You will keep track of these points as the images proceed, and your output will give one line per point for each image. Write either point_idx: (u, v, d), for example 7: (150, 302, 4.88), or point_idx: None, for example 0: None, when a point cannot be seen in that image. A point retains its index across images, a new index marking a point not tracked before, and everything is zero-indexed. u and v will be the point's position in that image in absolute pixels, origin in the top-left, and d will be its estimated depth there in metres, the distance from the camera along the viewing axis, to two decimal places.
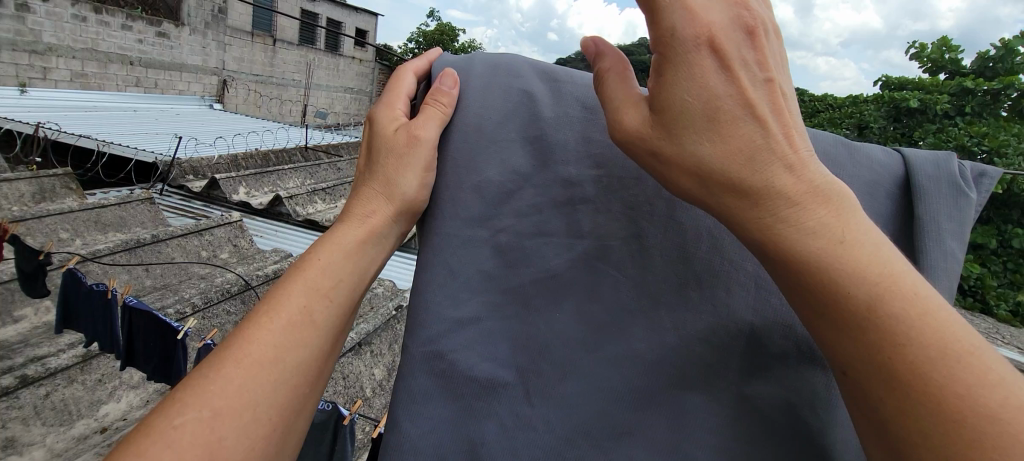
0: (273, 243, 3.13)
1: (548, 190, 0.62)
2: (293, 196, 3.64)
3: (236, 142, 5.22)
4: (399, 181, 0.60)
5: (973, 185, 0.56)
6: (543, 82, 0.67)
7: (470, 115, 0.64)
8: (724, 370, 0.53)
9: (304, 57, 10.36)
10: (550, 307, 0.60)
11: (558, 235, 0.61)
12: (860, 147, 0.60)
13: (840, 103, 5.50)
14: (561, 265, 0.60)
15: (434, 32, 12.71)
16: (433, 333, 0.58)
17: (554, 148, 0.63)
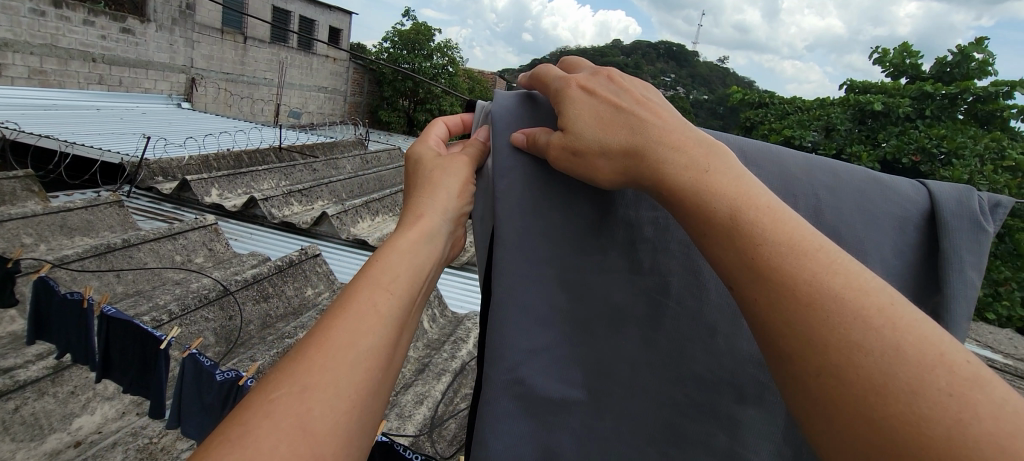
0: (249, 247, 3.06)
1: (610, 232, 0.71)
2: (268, 198, 3.56)
3: (206, 142, 5.07)
4: (439, 193, 0.69)
5: (992, 217, 0.65)
6: None
7: (534, 166, 0.71)
8: (775, 389, 0.62)
9: (276, 56, 10.16)
10: (614, 335, 0.71)
11: (619, 272, 0.71)
12: (892, 183, 0.71)
13: (808, 106, 5.77)
14: (619, 299, 0.71)
15: (410, 32, 12.63)
16: (512, 362, 0.67)
17: (614, 192, 0.70)
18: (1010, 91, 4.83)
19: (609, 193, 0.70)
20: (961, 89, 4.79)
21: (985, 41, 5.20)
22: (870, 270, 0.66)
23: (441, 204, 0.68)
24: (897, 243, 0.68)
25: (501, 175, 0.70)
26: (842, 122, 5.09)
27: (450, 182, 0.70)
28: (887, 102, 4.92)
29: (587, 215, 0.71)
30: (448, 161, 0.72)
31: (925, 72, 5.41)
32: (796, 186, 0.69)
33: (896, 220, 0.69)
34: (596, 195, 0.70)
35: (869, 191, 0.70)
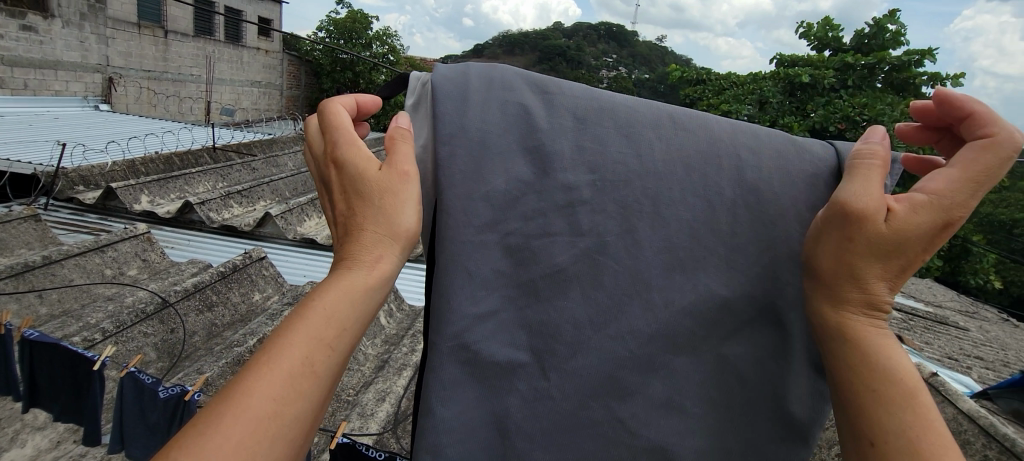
0: (187, 254, 2.89)
1: (548, 196, 0.65)
2: (204, 201, 3.36)
3: (132, 146, 4.74)
4: (401, 218, 0.60)
5: (890, 171, 0.68)
6: (536, 96, 0.68)
7: (471, 127, 0.64)
8: (705, 337, 0.64)
9: (203, 50, 9.59)
10: (559, 295, 0.64)
11: (561, 234, 0.65)
12: (806, 141, 0.70)
13: (742, 80, 6.04)
14: (567, 262, 0.64)
15: (345, 20, 12.21)
16: (458, 327, 0.61)
17: (552, 157, 0.65)
18: (920, 60, 5.21)
19: (546, 157, 0.65)
20: (878, 59, 5.16)
21: (896, 13, 5.57)
22: (803, 222, 0.66)
23: (401, 242, 0.60)
24: (821, 197, 0.67)
25: (443, 139, 0.63)
26: (773, 94, 5.38)
27: (410, 215, 0.61)
28: (812, 74, 5.26)
29: (528, 179, 0.65)
30: (401, 188, 0.60)
31: (845, 45, 5.75)
32: (727, 142, 0.67)
33: (815, 174, 0.68)
34: (532, 159, 0.66)
35: (791, 148, 0.68)
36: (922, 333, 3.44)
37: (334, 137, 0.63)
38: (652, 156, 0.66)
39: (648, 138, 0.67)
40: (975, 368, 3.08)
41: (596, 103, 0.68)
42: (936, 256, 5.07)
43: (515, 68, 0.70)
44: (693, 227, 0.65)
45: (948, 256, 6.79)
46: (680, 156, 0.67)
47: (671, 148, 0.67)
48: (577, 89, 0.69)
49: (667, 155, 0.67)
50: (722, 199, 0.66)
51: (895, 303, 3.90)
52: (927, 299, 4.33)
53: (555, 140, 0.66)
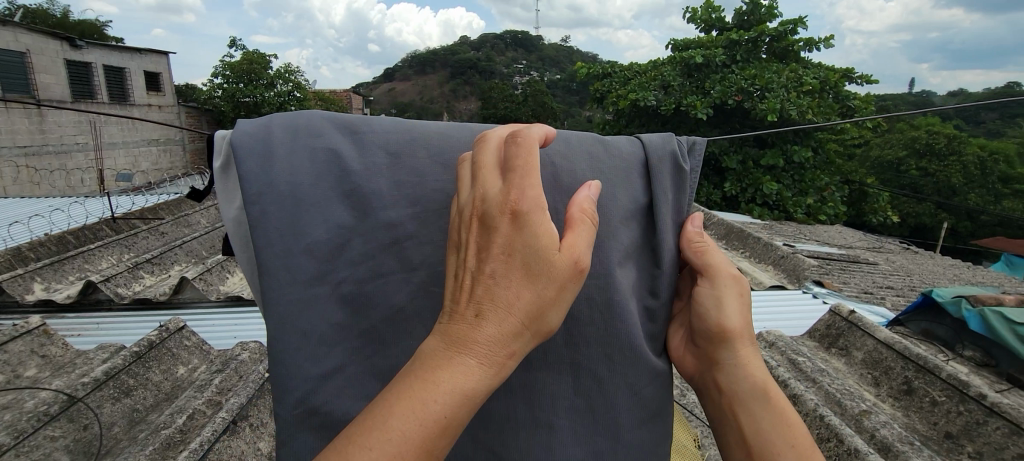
0: (100, 340, 2.52)
1: (375, 238, 0.66)
2: (109, 277, 3.06)
3: (16, 231, 4.28)
4: (549, 318, 0.52)
5: (687, 157, 0.71)
6: (344, 137, 0.67)
7: (282, 184, 0.63)
8: (553, 346, 0.66)
9: (86, 116, 8.87)
10: (402, 337, 0.66)
11: (395, 273, 0.66)
12: (611, 141, 0.72)
13: (644, 69, 6.33)
14: (404, 301, 0.66)
15: (242, 62, 11.68)
16: (302, 392, 0.60)
17: (373, 199, 0.66)
18: (794, 28, 5.67)
19: (367, 198, 0.66)
20: (759, 33, 5.53)
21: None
22: (621, 218, 0.68)
23: (534, 337, 0.52)
24: (629, 193, 0.69)
25: (254, 203, 0.61)
26: (674, 78, 5.65)
27: (557, 315, 0.53)
28: (704, 55, 5.50)
29: (352, 224, 0.65)
30: (569, 281, 0.52)
31: (728, 23, 6.17)
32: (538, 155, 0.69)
33: (620, 170, 0.70)
34: (352, 205, 0.65)
35: (597, 150, 0.70)
36: (840, 274, 3.70)
37: (526, 183, 0.52)
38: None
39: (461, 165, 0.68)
40: (889, 297, 3.34)
41: (407, 136, 0.69)
42: (841, 202, 5.50)
43: (319, 112, 0.68)
44: None
45: (851, 200, 7.41)
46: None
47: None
48: (387, 124, 0.69)
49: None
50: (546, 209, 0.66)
51: (811, 251, 4.18)
52: (839, 242, 4.67)
53: (370, 182, 0.66)
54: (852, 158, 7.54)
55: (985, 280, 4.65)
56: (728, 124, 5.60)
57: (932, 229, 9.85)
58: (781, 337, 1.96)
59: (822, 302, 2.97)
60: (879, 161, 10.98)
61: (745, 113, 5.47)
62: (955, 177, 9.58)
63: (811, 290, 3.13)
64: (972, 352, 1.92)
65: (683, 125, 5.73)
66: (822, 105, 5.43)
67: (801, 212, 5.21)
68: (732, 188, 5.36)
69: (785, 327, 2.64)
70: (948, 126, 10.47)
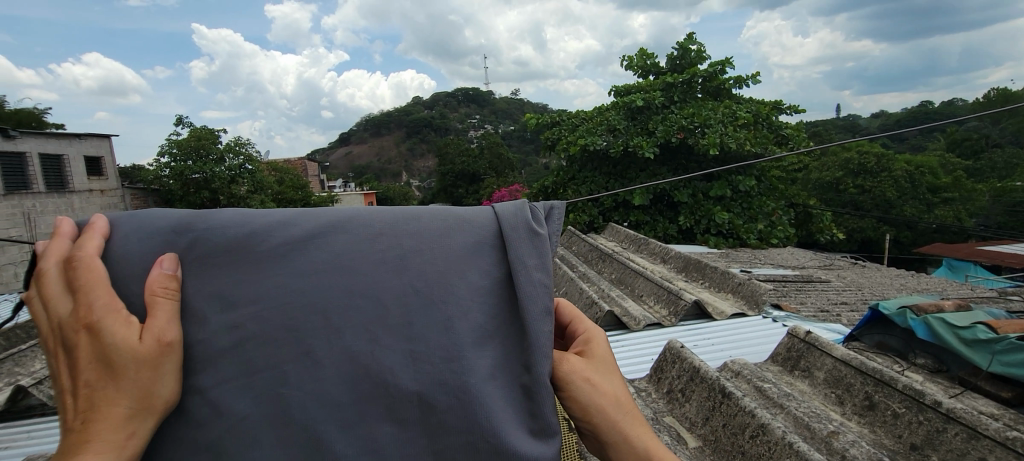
0: (24, 452, 2.29)
1: (210, 341, 0.64)
2: (43, 379, 2.77)
3: None
4: (158, 390, 0.60)
5: (544, 221, 0.69)
6: (174, 235, 0.66)
7: (109, 294, 0.63)
8: (414, 441, 0.63)
9: (20, 207, 8.47)
10: (247, 449, 0.62)
11: (234, 380, 0.64)
12: (466, 213, 0.72)
13: (590, 115, 6.57)
14: (246, 406, 0.63)
15: (191, 139, 11.49)
16: None
17: (214, 296, 0.65)
18: (722, 68, 6.05)
19: (202, 298, 0.65)
20: (692, 74, 5.86)
21: (693, 34, 6.46)
22: (468, 295, 0.67)
23: (155, 416, 0.60)
24: (479, 265, 0.68)
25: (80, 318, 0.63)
26: (620, 122, 5.85)
27: (167, 386, 0.61)
28: (644, 98, 5.78)
29: (185, 331, 0.64)
30: (161, 360, 0.60)
31: (663, 68, 6.53)
32: (384, 234, 0.69)
33: (473, 242, 0.70)
34: (188, 307, 0.65)
35: (447, 223, 0.71)
36: (796, 295, 3.79)
37: (86, 298, 0.60)
38: (315, 267, 0.66)
39: (307, 248, 0.67)
40: (844, 314, 3.42)
41: (249, 226, 0.68)
42: (789, 225, 5.71)
43: (157, 211, 0.69)
44: (367, 329, 0.65)
45: (798, 221, 7.72)
46: (341, 259, 0.67)
47: (331, 254, 0.67)
48: (228, 216, 0.69)
49: (328, 262, 0.67)
50: (384, 289, 0.66)
51: (767, 274, 4.29)
52: (792, 264, 4.80)
53: (201, 282, 0.65)
54: (793, 182, 7.92)
55: (931, 287, 4.85)
56: (676, 161, 5.85)
57: (876, 241, 10.35)
58: (745, 365, 1.96)
59: (782, 326, 3.01)
60: (820, 182, 11.56)
61: (690, 149, 5.76)
62: (889, 192, 10.18)
63: (770, 315, 3.20)
64: (923, 359, 1.91)
65: (632, 166, 5.91)
66: (759, 136, 5.72)
67: (753, 237, 5.38)
68: (687, 221, 5.49)
69: (750, 354, 2.67)
70: (875, 145, 11.20)
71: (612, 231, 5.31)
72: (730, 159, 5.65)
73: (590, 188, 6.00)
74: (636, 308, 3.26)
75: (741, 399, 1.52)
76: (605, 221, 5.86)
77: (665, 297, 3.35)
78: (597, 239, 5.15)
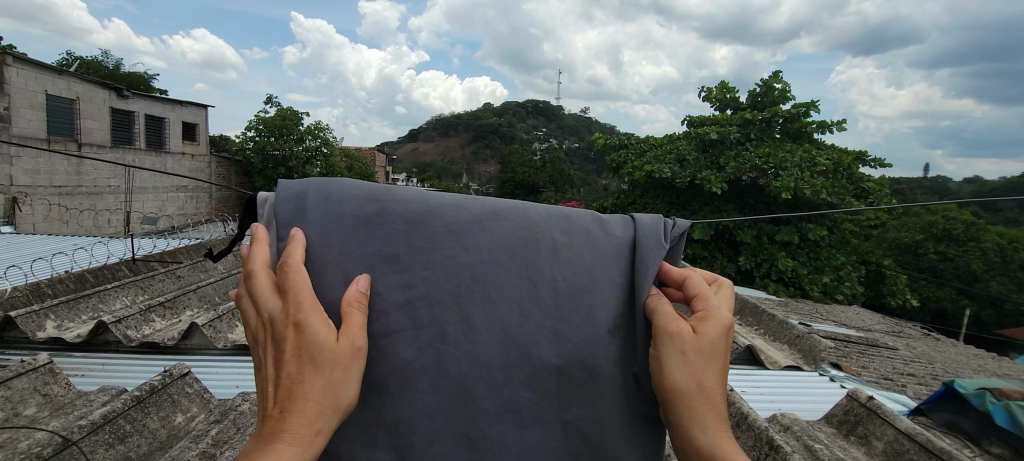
0: (99, 381, 2.53)
1: (388, 295, 0.75)
2: (122, 318, 3.03)
3: (38, 268, 4.38)
4: (342, 394, 0.67)
5: (671, 236, 0.79)
6: (371, 204, 0.78)
7: (311, 243, 0.74)
8: (547, 407, 0.74)
9: (121, 160, 9.36)
10: (408, 390, 0.73)
11: (403, 330, 0.75)
12: (607, 219, 0.82)
13: (660, 142, 6.49)
14: (410, 356, 0.74)
15: (275, 118, 12.25)
16: None
17: (394, 259, 0.77)
18: (807, 111, 5.83)
19: (385, 260, 0.76)
20: (773, 114, 5.69)
21: (779, 73, 6.26)
22: (604, 291, 0.77)
23: (340, 414, 0.67)
24: (615, 266, 0.78)
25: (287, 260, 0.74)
26: (690, 153, 5.75)
27: (351, 389, 0.68)
28: (719, 131, 5.63)
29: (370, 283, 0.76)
30: (353, 361, 0.68)
31: (743, 103, 6.37)
32: (537, 228, 0.80)
33: (612, 245, 0.80)
34: (372, 267, 0.76)
35: (588, 226, 0.81)
36: (858, 358, 3.55)
37: (296, 299, 0.67)
38: (479, 248, 0.77)
39: (473, 231, 0.78)
40: (910, 385, 3.20)
41: (426, 206, 0.79)
42: (858, 283, 5.41)
43: (352, 181, 0.80)
44: (519, 306, 0.76)
45: (868, 280, 7.27)
46: (500, 247, 0.78)
47: (494, 240, 0.78)
48: (409, 194, 0.80)
49: (490, 246, 0.78)
50: (535, 276, 0.77)
51: (827, 331, 4.05)
52: (857, 324, 4.53)
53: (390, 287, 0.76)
54: (868, 238, 7.47)
55: (1012, 373, 4.44)
56: (743, 199, 5.58)
57: (954, 315, 9.52)
58: (796, 420, 1.88)
59: (839, 387, 2.86)
60: (897, 242, 10.84)
61: (760, 189, 5.49)
62: (975, 263, 9.41)
63: (828, 373, 3.01)
64: (998, 448, 1.78)
65: (697, 199, 5.78)
66: (837, 186, 5.46)
67: (817, 290, 5.10)
68: (747, 262, 5.30)
69: (801, 410, 2.54)
70: (966, 211, 10.38)
71: None
72: (802, 205, 5.42)
73: None
74: None
75: (787, 455, 1.55)
76: None
77: None
78: None
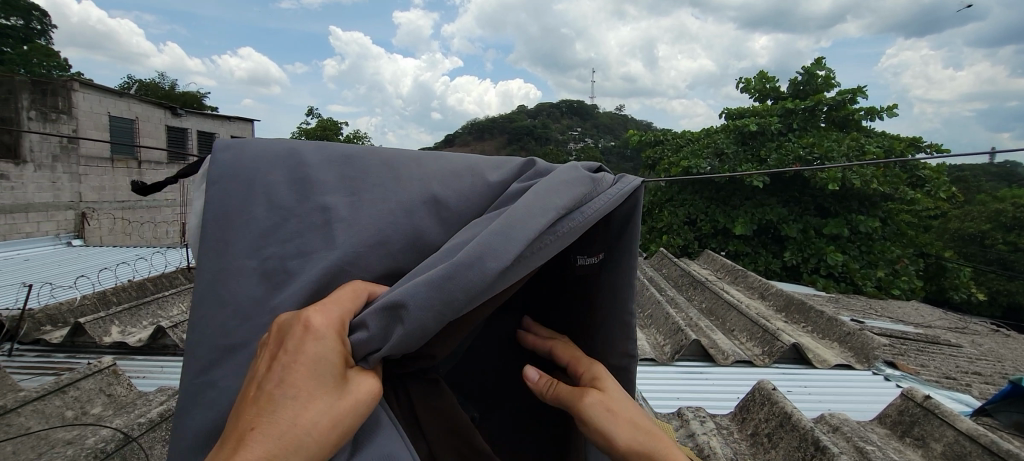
0: (156, 383, 2.69)
1: (307, 219, 0.76)
2: (178, 323, 3.21)
3: (103, 277, 4.68)
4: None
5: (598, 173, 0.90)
6: (311, 149, 0.83)
7: (241, 172, 0.78)
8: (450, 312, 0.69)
9: (177, 175, 9.94)
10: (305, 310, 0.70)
11: (316, 252, 0.73)
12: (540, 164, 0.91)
13: (696, 137, 6.33)
14: (314, 275, 0.71)
15: (317, 129, 12.71)
16: (209, 362, 0.70)
17: (320, 189, 0.78)
18: (854, 97, 5.57)
19: (312, 190, 0.78)
20: (816, 102, 5.45)
21: (822, 59, 6.01)
22: (530, 202, 0.76)
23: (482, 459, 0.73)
24: (548, 187, 0.80)
25: (215, 181, 0.77)
26: (728, 146, 5.59)
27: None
28: (759, 123, 5.46)
29: (293, 207, 0.77)
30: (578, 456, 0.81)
31: (783, 93, 6.15)
32: (472, 173, 0.87)
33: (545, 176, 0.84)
34: (299, 196, 0.78)
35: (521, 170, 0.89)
36: (916, 356, 3.34)
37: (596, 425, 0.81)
38: (407, 186, 0.81)
39: (407, 169, 0.84)
40: (975, 384, 2.99)
41: (364, 152, 0.85)
42: (916, 277, 5.11)
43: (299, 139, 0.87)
44: (442, 232, 0.79)
45: (928, 274, 6.84)
46: (430, 182, 0.82)
47: (424, 179, 0.83)
48: (351, 147, 0.86)
49: (420, 181, 0.82)
50: (459, 211, 0.81)
51: (882, 328, 3.83)
52: (916, 320, 4.27)
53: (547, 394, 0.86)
54: (927, 229, 7.04)
55: None
56: (787, 193, 5.37)
57: None
58: (845, 420, 1.79)
59: (895, 386, 2.71)
60: (960, 233, 10.19)
61: (805, 181, 5.26)
62: None
63: (882, 372, 2.86)
64: None
65: (737, 193, 5.57)
66: (889, 175, 5.20)
67: (871, 285, 4.85)
68: (793, 257, 5.06)
69: (851, 411, 2.43)
70: None
71: (707, 259, 5.11)
72: (850, 197, 5.17)
73: (688, 211, 5.76)
74: (726, 343, 3.09)
75: (835, 457, 1.48)
76: (701, 248, 5.64)
77: (760, 335, 3.13)
78: (691, 266, 4.98)
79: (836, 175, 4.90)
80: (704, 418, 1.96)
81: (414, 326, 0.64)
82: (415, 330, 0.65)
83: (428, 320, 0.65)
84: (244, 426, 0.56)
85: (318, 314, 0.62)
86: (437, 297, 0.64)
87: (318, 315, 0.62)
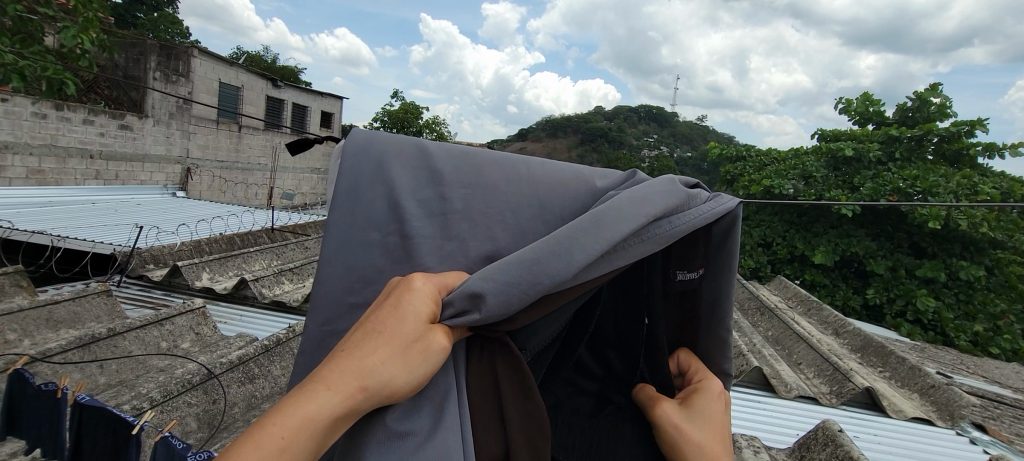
0: (236, 329, 2.94)
1: (426, 202, 0.82)
2: (259, 277, 3.48)
3: (199, 228, 5.13)
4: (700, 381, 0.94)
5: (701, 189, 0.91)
6: (435, 142, 0.89)
7: (372, 148, 0.85)
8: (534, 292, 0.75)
9: (270, 141, 10.69)
10: None
11: (432, 235, 0.80)
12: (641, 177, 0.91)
13: (783, 156, 5.99)
14: (436, 261, 0.79)
15: (399, 112, 13.23)
16: (333, 318, 0.79)
17: (442, 174, 0.84)
18: (970, 129, 5.04)
19: (433, 176, 0.84)
20: (925, 131, 5.00)
21: (938, 85, 5.47)
22: (628, 209, 0.79)
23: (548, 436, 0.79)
24: (652, 195, 0.82)
25: (349, 154, 0.83)
26: (818, 169, 5.25)
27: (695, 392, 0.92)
28: (856, 147, 5.07)
29: (415, 188, 0.83)
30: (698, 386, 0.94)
31: (888, 118, 5.68)
32: (578, 179, 0.90)
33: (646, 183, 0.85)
34: (419, 180, 0.84)
35: (624, 183, 0.91)
36: (1011, 423, 3.00)
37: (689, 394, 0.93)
38: (516, 185, 0.86)
39: (516, 171, 0.89)
40: None
41: (481, 147, 0.91)
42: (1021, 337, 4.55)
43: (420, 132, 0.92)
44: (541, 230, 0.83)
45: None
46: (541, 186, 0.87)
47: (533, 179, 0.88)
48: (466, 143, 0.91)
49: (529, 183, 0.87)
50: (556, 215, 0.85)
51: (972, 386, 3.47)
52: (1015, 384, 3.83)
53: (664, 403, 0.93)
54: None
55: None
56: (878, 225, 4.93)
57: None
58: None
59: (980, 452, 2.45)
60: None
61: (901, 215, 4.84)
62: None
63: (968, 433, 2.59)
64: None
65: (822, 219, 5.17)
66: (1001, 220, 4.73)
67: (965, 339, 4.41)
68: (876, 296, 4.66)
69: None
70: None
71: (780, 285, 4.86)
72: (953, 239, 4.71)
73: (763, 233, 5.47)
74: (791, 375, 2.93)
75: None
76: (774, 273, 5.34)
77: (829, 373, 2.94)
78: (762, 290, 4.75)
79: (940, 213, 4.47)
80: (758, 448, 1.89)
81: (499, 303, 0.70)
82: (499, 309, 0.70)
83: (511, 301, 0.70)
84: (336, 350, 0.65)
85: (421, 279, 0.72)
86: (518, 282, 0.70)
87: (421, 279, 0.72)
